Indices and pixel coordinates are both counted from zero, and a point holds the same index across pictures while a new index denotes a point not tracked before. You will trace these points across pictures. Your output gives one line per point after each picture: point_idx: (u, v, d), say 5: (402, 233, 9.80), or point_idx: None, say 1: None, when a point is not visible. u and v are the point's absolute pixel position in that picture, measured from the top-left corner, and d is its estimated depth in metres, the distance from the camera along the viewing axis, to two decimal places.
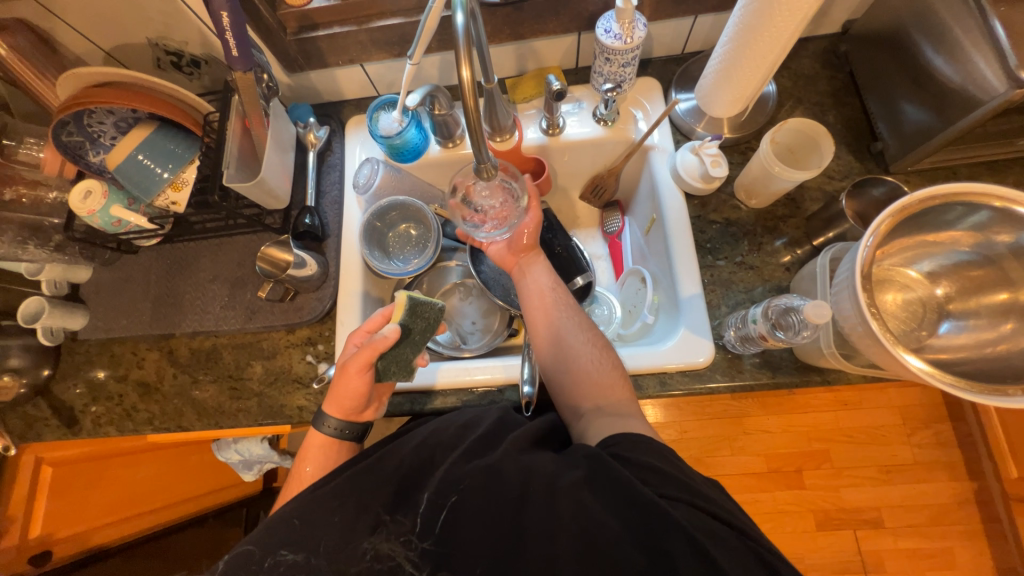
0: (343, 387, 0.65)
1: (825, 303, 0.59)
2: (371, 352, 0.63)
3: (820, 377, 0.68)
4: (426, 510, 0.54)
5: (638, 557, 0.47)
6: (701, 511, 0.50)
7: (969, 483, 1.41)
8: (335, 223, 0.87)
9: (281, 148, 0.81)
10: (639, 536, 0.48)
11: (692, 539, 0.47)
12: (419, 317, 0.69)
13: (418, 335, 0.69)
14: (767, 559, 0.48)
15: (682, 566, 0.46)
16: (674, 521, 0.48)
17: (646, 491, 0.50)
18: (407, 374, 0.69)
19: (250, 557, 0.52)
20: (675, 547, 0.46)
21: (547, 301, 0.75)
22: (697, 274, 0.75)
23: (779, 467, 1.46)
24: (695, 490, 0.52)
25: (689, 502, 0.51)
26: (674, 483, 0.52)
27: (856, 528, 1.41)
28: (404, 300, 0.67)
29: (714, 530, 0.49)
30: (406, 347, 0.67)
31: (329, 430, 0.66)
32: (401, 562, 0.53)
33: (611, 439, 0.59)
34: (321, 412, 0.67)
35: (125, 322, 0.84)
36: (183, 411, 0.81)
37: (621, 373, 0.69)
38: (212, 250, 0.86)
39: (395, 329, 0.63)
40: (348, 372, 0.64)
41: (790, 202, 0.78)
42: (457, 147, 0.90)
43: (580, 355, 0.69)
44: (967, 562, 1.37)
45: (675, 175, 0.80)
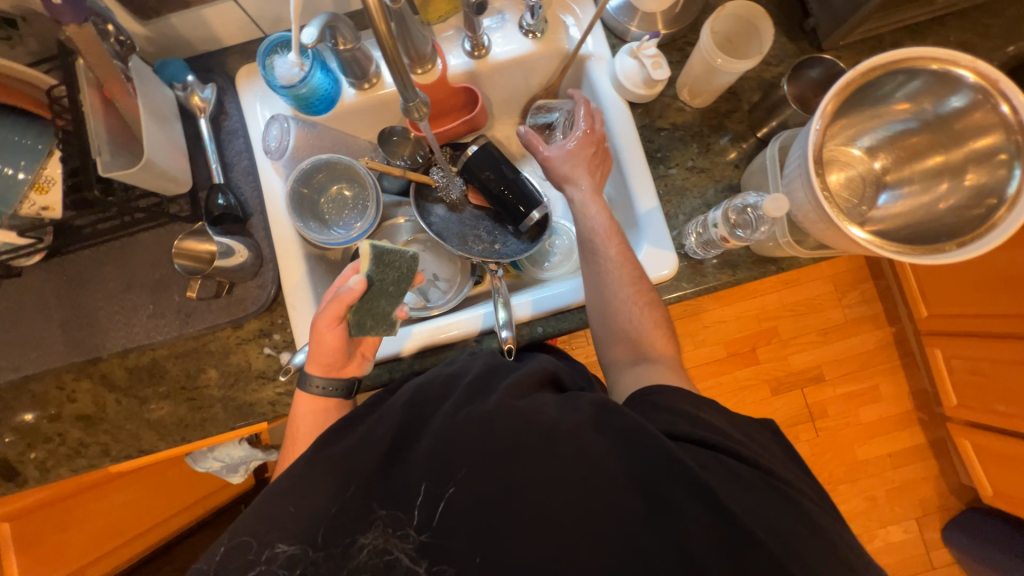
0: (317, 345, 0.63)
1: (782, 195, 0.59)
2: (339, 307, 0.61)
3: (776, 267, 0.72)
4: (423, 500, 0.52)
5: (637, 496, 0.49)
6: (706, 447, 0.51)
7: (889, 329, 1.63)
8: (255, 197, 0.77)
9: (162, 120, 0.68)
10: (639, 477, 0.50)
11: (693, 478, 0.48)
12: (389, 267, 0.64)
13: (391, 286, 0.65)
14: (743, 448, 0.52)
15: (682, 507, 0.48)
16: (678, 463, 0.48)
17: (650, 430, 0.51)
18: (388, 327, 0.65)
19: (246, 547, 0.51)
20: (677, 487, 0.48)
21: (587, 243, 0.71)
22: (652, 187, 0.74)
23: (737, 350, 1.60)
24: (698, 423, 0.53)
25: (692, 439, 0.52)
26: (685, 422, 0.53)
27: (803, 387, 1.61)
28: (370, 250, 0.63)
29: (718, 464, 0.50)
30: (381, 298, 0.64)
31: (316, 390, 0.64)
32: (398, 556, 0.50)
33: (648, 388, 0.58)
34: (306, 373, 0.64)
35: (35, 356, 0.73)
36: (141, 434, 0.74)
37: (664, 331, 0.67)
38: (115, 255, 0.74)
39: (360, 281, 0.61)
40: (319, 327, 0.62)
41: (732, 96, 0.76)
42: (374, 88, 0.79)
43: (625, 310, 0.66)
44: (890, 393, 1.63)
45: (616, 85, 0.75)
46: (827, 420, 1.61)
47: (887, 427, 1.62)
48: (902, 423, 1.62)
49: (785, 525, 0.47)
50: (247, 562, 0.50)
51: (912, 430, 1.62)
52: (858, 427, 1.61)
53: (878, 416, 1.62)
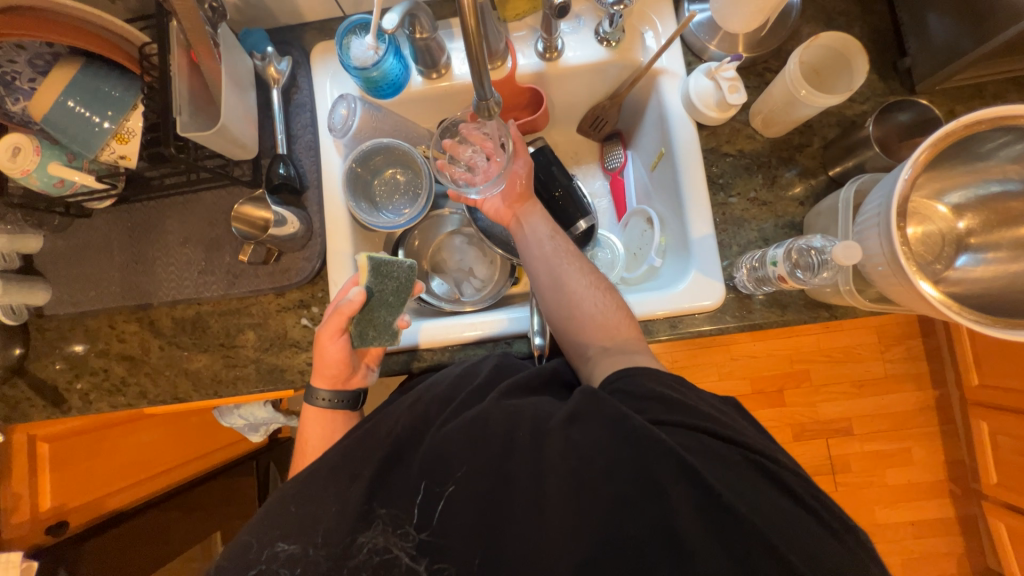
0: (321, 356, 0.64)
1: (855, 243, 0.56)
2: (340, 319, 0.63)
3: (829, 314, 0.68)
4: (423, 498, 0.52)
5: (629, 484, 0.47)
6: (696, 432, 0.50)
7: (933, 392, 1.53)
8: (313, 171, 0.78)
9: (240, 87, 0.70)
10: (627, 466, 0.48)
11: (684, 466, 0.46)
12: (388, 278, 0.66)
13: (391, 296, 0.66)
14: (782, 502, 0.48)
15: (673, 494, 0.46)
16: (663, 446, 0.47)
17: (637, 420, 0.49)
18: (390, 338, 0.67)
19: (246, 548, 0.52)
20: (669, 476, 0.46)
21: (546, 250, 0.72)
22: (709, 213, 0.71)
23: (764, 389, 1.54)
24: (692, 411, 0.52)
25: (679, 424, 0.51)
26: (671, 409, 0.52)
27: (829, 437, 1.54)
28: (367, 263, 0.64)
29: (708, 450, 0.49)
30: (380, 309, 0.65)
31: (322, 403, 0.65)
32: (397, 554, 0.51)
33: (610, 377, 0.58)
34: (311, 387, 0.66)
35: (94, 294, 0.77)
36: (177, 383, 0.77)
37: (626, 313, 0.67)
38: (177, 209, 0.78)
39: (360, 292, 0.62)
40: (322, 340, 0.64)
41: (807, 130, 0.73)
42: (441, 78, 0.79)
43: (586, 300, 0.67)
44: (923, 459, 1.53)
45: (687, 103, 0.73)
46: (850, 475, 1.53)
47: (914, 494, 1.53)
48: (932, 492, 1.53)
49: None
50: (247, 562, 0.51)
51: (942, 500, 1.52)
52: (882, 488, 1.52)
53: (906, 480, 1.53)
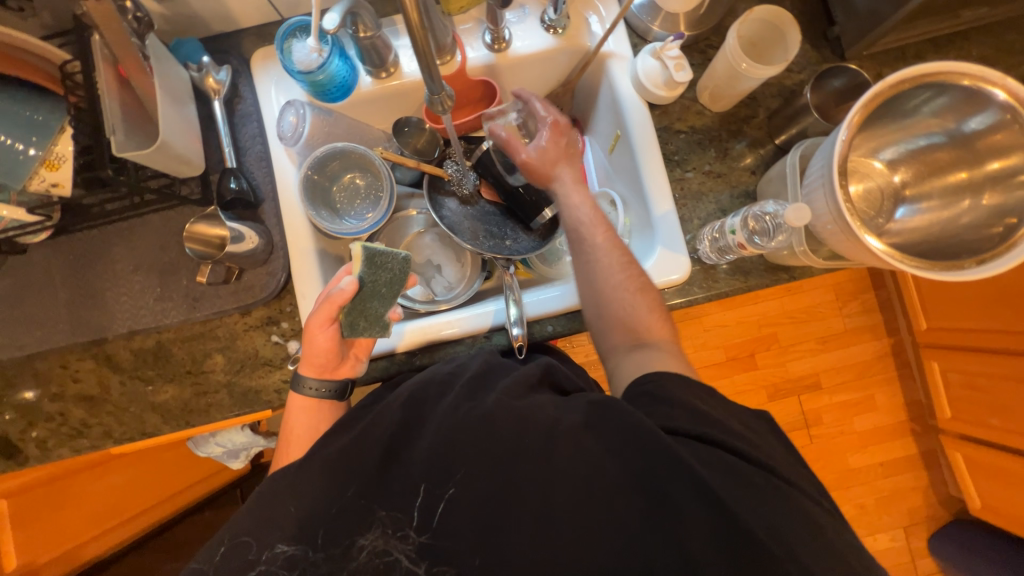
0: (310, 346, 0.63)
1: (804, 205, 0.59)
2: (332, 308, 0.62)
3: (787, 275, 0.72)
4: (423, 500, 0.52)
5: (639, 496, 0.49)
6: (712, 447, 0.51)
7: (887, 340, 1.64)
8: (267, 182, 0.76)
9: (177, 100, 0.67)
10: (638, 475, 0.49)
11: (696, 480, 0.47)
12: (381, 269, 0.65)
13: (384, 287, 0.66)
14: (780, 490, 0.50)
15: (682, 505, 0.47)
16: (677, 461, 0.48)
17: (652, 430, 0.50)
18: (382, 329, 0.66)
19: (246, 547, 0.51)
20: (678, 488, 0.47)
21: (581, 233, 0.70)
22: (669, 190, 0.73)
23: (736, 355, 1.61)
24: (701, 417, 0.53)
25: (693, 436, 0.52)
26: (684, 420, 0.53)
27: (800, 394, 1.62)
28: (361, 252, 0.63)
29: (723, 465, 0.50)
30: (373, 299, 0.65)
31: (310, 391, 0.64)
32: (398, 557, 0.51)
33: (643, 378, 0.59)
34: (298, 376, 0.65)
35: (39, 334, 0.72)
36: (145, 418, 0.73)
37: (659, 312, 0.66)
38: (123, 235, 0.73)
39: (353, 281, 0.62)
40: (312, 329, 0.63)
41: (751, 102, 0.76)
42: (391, 77, 0.78)
43: (619, 286, 0.66)
44: (885, 403, 1.64)
45: (636, 84, 0.74)
46: (822, 427, 1.62)
47: (879, 438, 1.63)
48: (895, 434, 1.64)
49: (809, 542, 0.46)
50: (248, 563, 0.50)
51: (904, 441, 1.64)
52: (851, 435, 1.62)
53: (872, 426, 1.63)
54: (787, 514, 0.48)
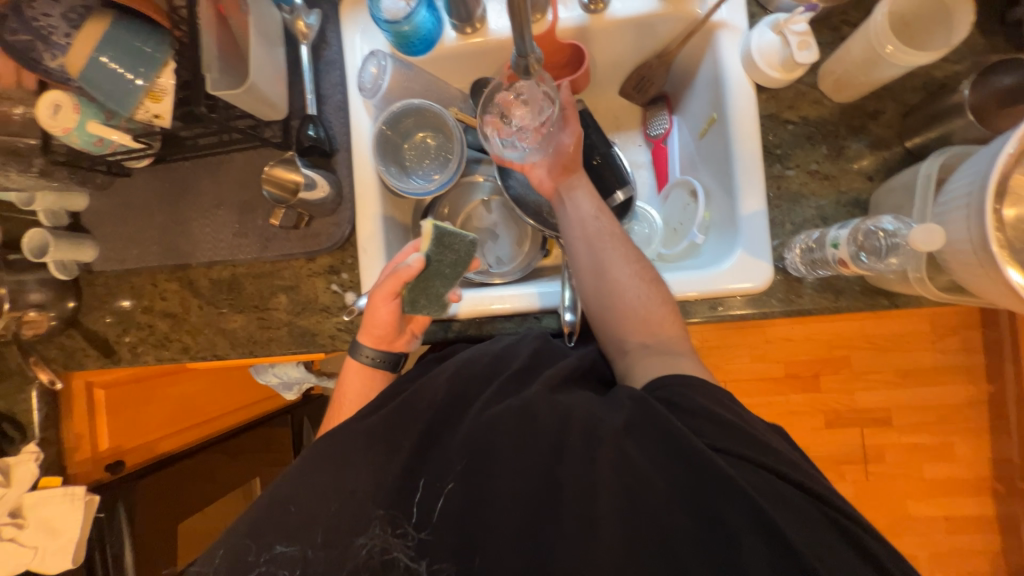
0: (371, 315, 0.65)
1: (936, 226, 0.49)
2: (395, 283, 0.62)
3: (888, 302, 0.63)
4: (422, 496, 0.52)
5: (687, 516, 0.47)
6: (765, 471, 0.48)
7: (985, 387, 1.43)
8: (343, 133, 0.76)
9: (269, 43, 0.68)
10: (685, 492, 0.47)
11: (751, 505, 0.45)
12: (448, 249, 0.64)
13: (447, 268, 0.65)
14: (836, 520, 0.47)
15: (735, 531, 0.45)
16: (729, 481, 0.46)
17: (700, 445, 0.48)
18: (439, 309, 0.67)
19: (246, 550, 0.51)
20: (731, 513, 0.45)
21: (589, 232, 0.68)
22: (763, 187, 0.65)
23: (798, 373, 1.48)
24: (757, 442, 0.50)
25: (744, 458, 0.49)
26: (738, 438, 0.50)
27: (865, 426, 1.48)
28: (432, 230, 0.63)
29: (778, 493, 0.47)
30: (436, 279, 0.64)
31: (366, 359, 0.67)
32: (396, 556, 0.50)
33: (659, 382, 0.57)
34: (357, 342, 0.67)
35: (136, 253, 0.80)
36: (216, 341, 0.80)
37: (671, 308, 0.64)
38: (211, 170, 0.78)
39: (419, 259, 0.62)
40: (375, 301, 0.64)
41: (885, 94, 0.65)
42: (477, 34, 0.74)
43: (628, 290, 0.64)
44: (966, 454, 1.45)
45: (746, 61, 0.65)
46: (884, 466, 1.48)
47: (952, 490, 1.46)
48: (972, 490, 1.46)
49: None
50: (247, 564, 0.50)
51: (982, 498, 1.45)
52: (918, 481, 1.47)
53: (945, 476, 1.46)
54: (840, 548, 0.45)
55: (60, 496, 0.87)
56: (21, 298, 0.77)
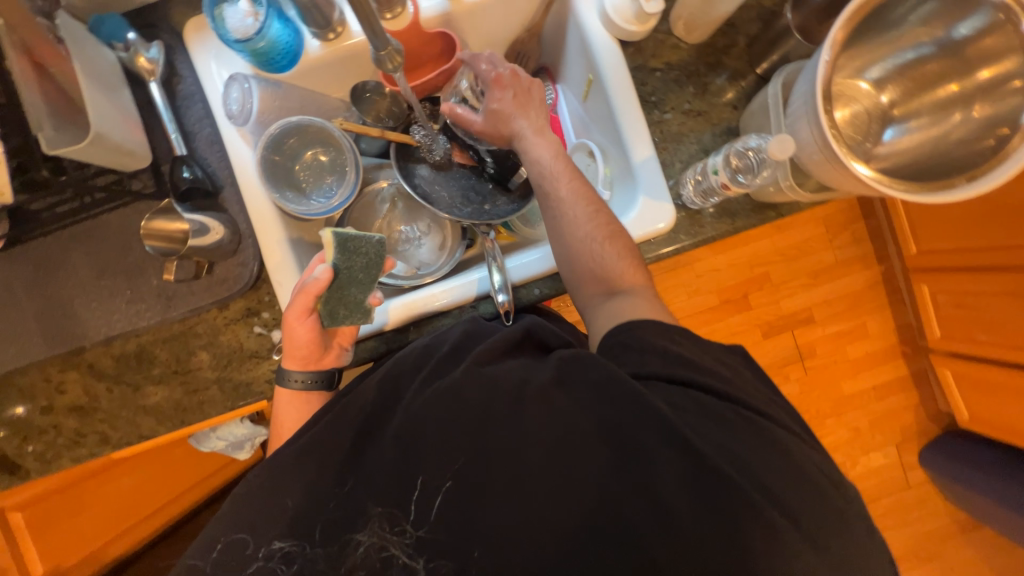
0: (290, 336, 0.63)
1: (788, 136, 0.56)
2: (308, 299, 0.61)
3: (775, 213, 0.70)
4: (422, 494, 0.50)
5: (610, 450, 0.49)
6: (681, 388, 0.52)
7: (878, 268, 1.64)
8: (224, 168, 0.71)
9: (109, 87, 0.62)
10: (608, 428, 0.50)
11: (664, 421, 0.48)
12: (356, 254, 0.64)
13: (361, 273, 0.65)
14: (753, 421, 0.52)
15: (652, 449, 0.48)
16: (646, 406, 0.49)
17: (622, 379, 0.51)
18: (365, 317, 0.65)
19: (243, 545, 0.51)
20: (648, 435, 0.48)
21: (563, 193, 0.66)
22: (647, 135, 0.70)
23: (729, 297, 1.61)
24: (670, 361, 0.54)
25: (668, 381, 0.53)
26: (665, 366, 0.54)
27: (794, 328, 1.64)
28: (333, 238, 0.62)
29: (693, 407, 0.51)
30: (351, 287, 0.64)
31: (297, 384, 0.65)
32: (395, 552, 0.49)
33: (629, 322, 0.57)
34: (283, 369, 0.65)
35: (14, 351, 0.70)
36: (139, 421, 0.72)
37: (635, 263, 0.65)
38: (80, 240, 0.70)
39: (326, 269, 0.61)
40: (290, 321, 0.63)
41: (729, 29, 0.71)
42: (341, 38, 0.71)
43: (592, 247, 0.64)
44: (876, 329, 1.67)
45: (605, 20, 0.69)
46: (817, 358, 1.66)
47: (872, 362, 1.67)
48: (887, 358, 1.68)
49: (785, 480, 0.48)
50: (245, 557, 0.51)
51: (896, 363, 1.68)
52: (845, 363, 1.66)
53: (864, 352, 1.67)
54: (756, 444, 0.50)
55: None
56: None
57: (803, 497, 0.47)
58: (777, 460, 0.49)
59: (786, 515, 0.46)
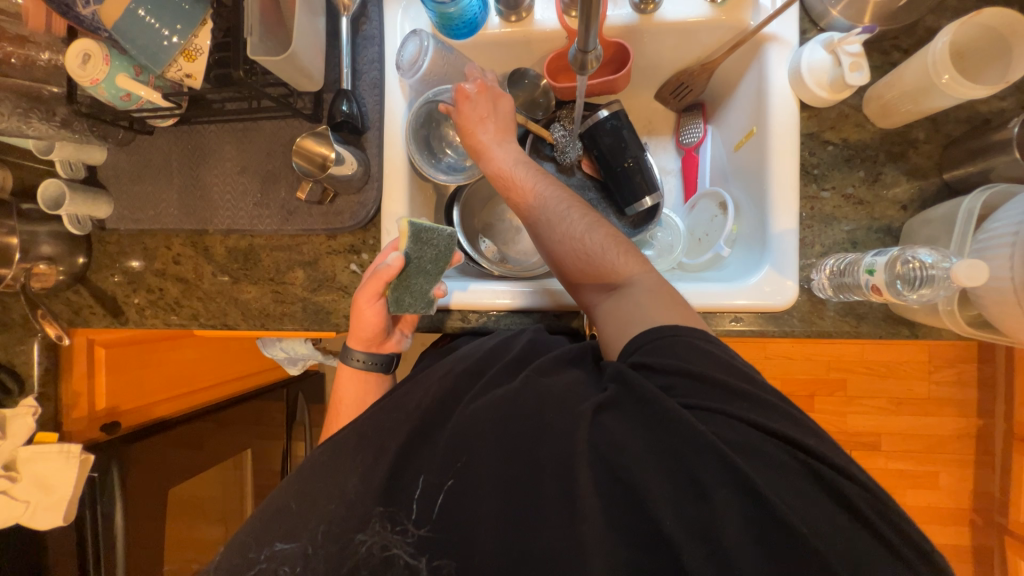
0: (358, 318, 0.66)
1: (980, 262, 0.49)
2: (378, 283, 0.63)
3: (909, 331, 0.63)
4: (423, 491, 0.52)
5: (665, 483, 0.46)
6: (739, 423, 0.48)
7: (975, 421, 1.45)
8: (376, 111, 0.74)
9: (311, 12, 0.66)
10: (665, 459, 0.47)
11: (726, 463, 0.45)
12: (426, 246, 0.63)
13: (429, 264, 0.65)
14: (831, 483, 0.45)
15: (710, 486, 0.45)
16: (701, 441, 0.46)
17: (671, 405, 0.48)
18: (428, 306, 0.67)
19: (246, 547, 0.54)
20: (710, 477, 0.45)
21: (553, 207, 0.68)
22: (796, 206, 0.65)
23: (792, 392, 1.49)
24: (727, 391, 0.50)
25: (723, 414, 0.49)
26: (713, 396, 0.50)
27: (853, 449, 1.49)
28: (408, 228, 0.61)
29: (756, 450, 0.47)
30: (420, 277, 0.65)
31: (357, 363, 0.69)
32: (397, 553, 0.50)
33: (636, 342, 0.56)
34: (347, 347, 0.69)
35: (154, 214, 0.78)
36: (228, 310, 0.79)
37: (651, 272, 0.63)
38: (236, 136, 0.76)
39: (398, 258, 0.61)
40: (360, 303, 0.65)
41: (929, 124, 0.64)
42: (522, 22, 0.72)
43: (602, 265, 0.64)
44: (949, 485, 1.48)
45: (794, 77, 0.65)
46: None
47: (930, 517, 1.49)
48: (950, 519, 1.48)
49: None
50: (247, 561, 0.53)
51: (959, 528, 1.48)
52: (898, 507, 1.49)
53: (924, 503, 1.49)
54: (839, 520, 0.44)
55: (56, 453, 0.84)
56: (32, 249, 0.74)
57: None
58: (869, 548, 0.43)
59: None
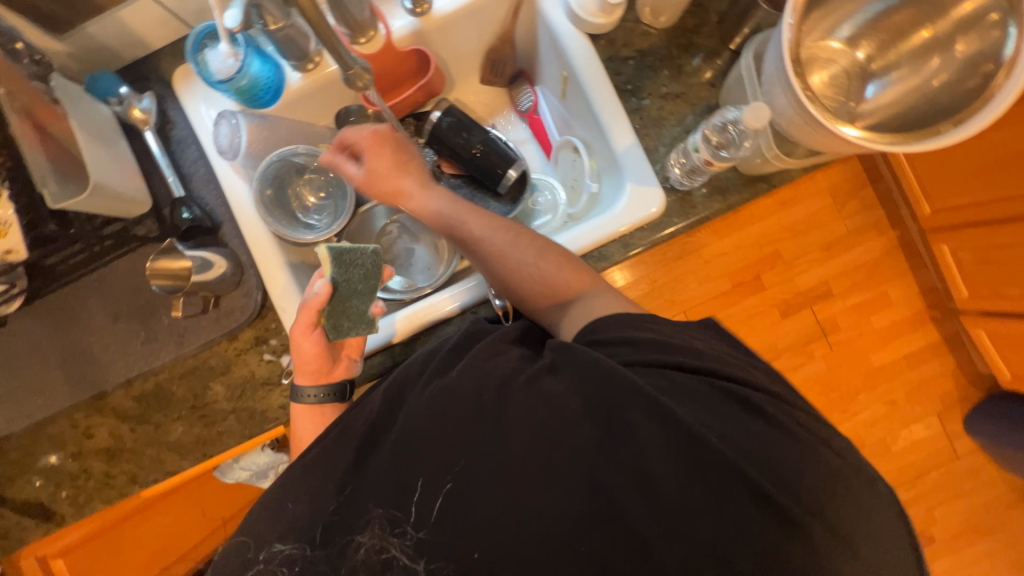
0: (298, 352, 0.65)
1: (761, 103, 0.58)
2: (310, 314, 0.63)
3: (766, 185, 0.68)
4: (420, 497, 0.48)
5: (594, 431, 0.47)
6: (665, 368, 0.51)
7: (892, 234, 1.52)
8: (220, 204, 0.74)
9: (105, 140, 0.66)
10: (597, 409, 0.48)
11: (653, 401, 0.47)
12: (352, 266, 0.64)
13: (360, 284, 0.65)
14: (756, 408, 0.49)
15: (638, 429, 0.46)
16: (635, 388, 0.48)
17: (605, 360, 0.49)
18: (367, 326, 0.66)
19: (243, 547, 0.50)
20: (636, 417, 0.47)
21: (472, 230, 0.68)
22: (627, 122, 0.69)
23: (743, 280, 1.47)
24: (654, 343, 0.53)
25: (655, 363, 0.51)
26: (642, 347, 0.53)
27: (812, 304, 1.52)
28: (328, 253, 0.62)
29: (677, 386, 0.50)
30: (352, 299, 0.65)
31: (310, 399, 0.65)
32: (396, 554, 0.47)
33: (590, 328, 0.57)
34: (296, 385, 0.66)
35: (43, 400, 0.73)
36: (164, 458, 0.74)
37: (580, 269, 0.64)
38: (94, 289, 0.73)
39: (325, 284, 0.62)
40: (297, 336, 0.64)
41: (697, 11, 0.72)
42: (319, 67, 0.75)
43: (530, 272, 0.64)
44: (899, 295, 1.54)
45: (572, 18, 0.70)
46: (840, 333, 1.54)
47: (899, 331, 1.56)
48: (915, 324, 1.56)
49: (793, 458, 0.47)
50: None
51: (925, 328, 1.56)
52: (870, 335, 1.55)
53: (890, 320, 1.55)
54: (760, 432, 0.48)
55: None
56: None
57: (807, 502, 0.45)
58: (779, 444, 0.48)
59: (812, 515, 0.45)
